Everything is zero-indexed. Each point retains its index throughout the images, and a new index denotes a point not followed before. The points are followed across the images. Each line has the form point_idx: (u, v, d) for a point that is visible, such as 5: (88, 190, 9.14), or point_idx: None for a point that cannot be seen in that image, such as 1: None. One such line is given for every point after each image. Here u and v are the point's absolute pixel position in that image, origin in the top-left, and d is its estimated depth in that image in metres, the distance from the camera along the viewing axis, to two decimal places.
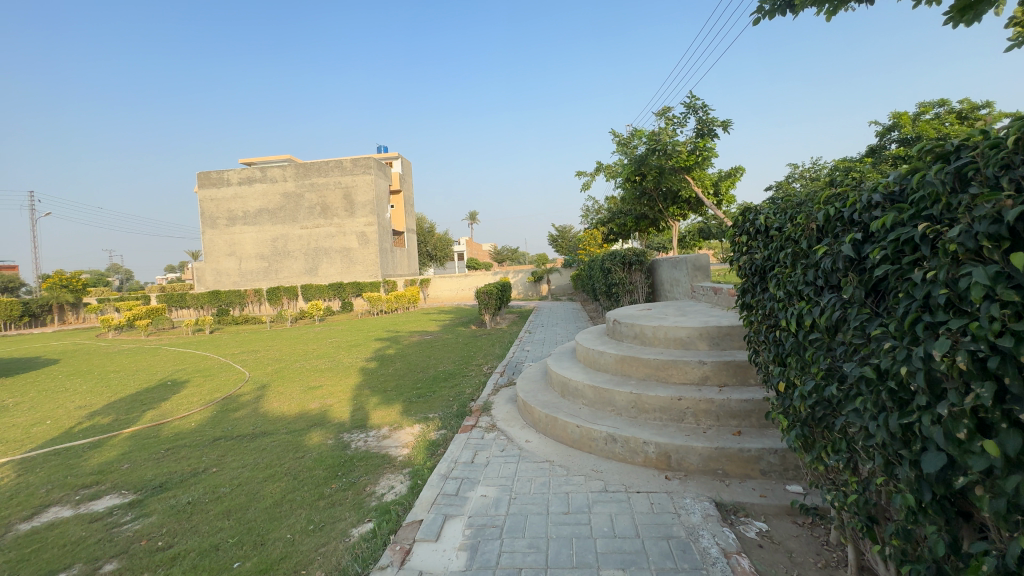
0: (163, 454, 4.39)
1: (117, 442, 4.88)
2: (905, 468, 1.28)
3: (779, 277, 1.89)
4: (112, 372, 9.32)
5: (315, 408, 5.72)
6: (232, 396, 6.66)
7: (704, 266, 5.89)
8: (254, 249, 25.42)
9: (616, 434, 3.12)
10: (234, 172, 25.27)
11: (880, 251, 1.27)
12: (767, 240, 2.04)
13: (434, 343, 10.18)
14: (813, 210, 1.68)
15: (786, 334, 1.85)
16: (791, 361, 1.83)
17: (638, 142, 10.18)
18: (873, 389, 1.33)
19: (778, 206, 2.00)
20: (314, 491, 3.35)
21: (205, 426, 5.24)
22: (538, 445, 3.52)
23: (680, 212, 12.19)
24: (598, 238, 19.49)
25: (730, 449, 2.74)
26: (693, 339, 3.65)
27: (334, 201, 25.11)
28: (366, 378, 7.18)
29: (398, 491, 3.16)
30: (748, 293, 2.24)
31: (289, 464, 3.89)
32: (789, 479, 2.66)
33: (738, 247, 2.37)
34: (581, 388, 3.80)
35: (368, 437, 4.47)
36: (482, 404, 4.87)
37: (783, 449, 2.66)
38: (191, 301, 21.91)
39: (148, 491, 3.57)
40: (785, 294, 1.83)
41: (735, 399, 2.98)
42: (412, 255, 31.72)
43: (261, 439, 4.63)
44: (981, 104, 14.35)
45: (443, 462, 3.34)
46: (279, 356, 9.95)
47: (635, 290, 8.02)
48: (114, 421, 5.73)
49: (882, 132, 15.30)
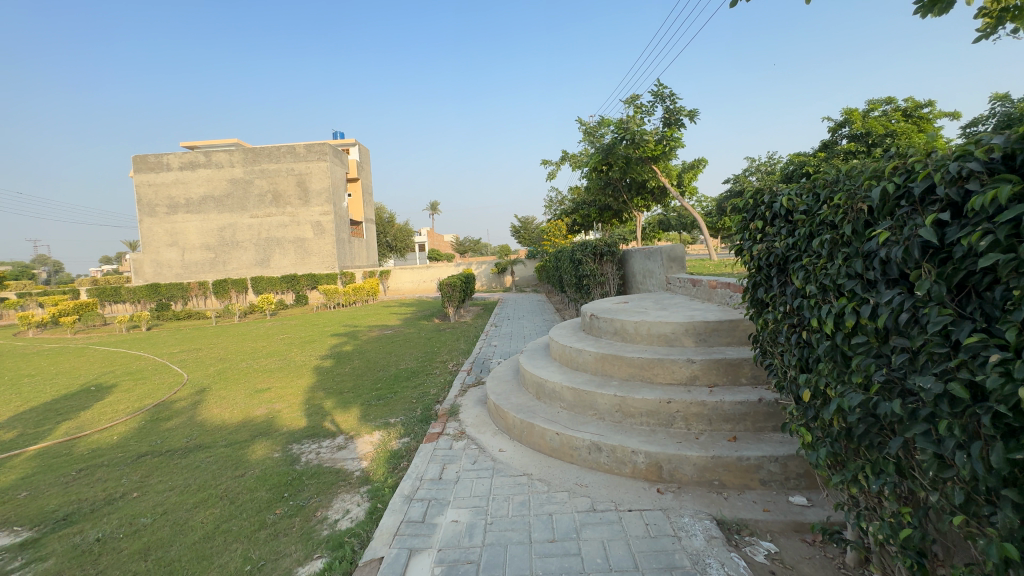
0: (73, 477, 3.74)
1: (19, 463, 4.15)
2: (1005, 511, 1.01)
3: (808, 269, 1.60)
4: (25, 377, 8.23)
5: (261, 414, 5.14)
6: (165, 402, 5.94)
7: (679, 257, 5.73)
8: (198, 239, 23.70)
9: (600, 442, 2.82)
10: (175, 156, 23.42)
11: (985, 236, 0.99)
12: (791, 225, 1.74)
13: (395, 338, 9.61)
14: (859, 187, 1.40)
15: (817, 337, 1.56)
16: (822, 367, 1.56)
17: (605, 131, 9.95)
18: (966, 413, 1.05)
19: (804, 184, 1.71)
20: (254, 519, 2.87)
21: (129, 440, 4.58)
22: (513, 455, 3.18)
23: (645, 204, 12.13)
24: (561, 230, 19.22)
25: (727, 458, 2.48)
26: (679, 335, 3.38)
27: (287, 189, 23.78)
28: (321, 379, 6.59)
29: (355, 517, 2.73)
30: (760, 287, 1.96)
31: (227, 485, 3.38)
32: (791, 489, 2.42)
33: (747, 234, 2.06)
34: (558, 390, 3.48)
35: (321, 449, 3.97)
36: (448, 407, 4.47)
37: (784, 457, 2.42)
38: (127, 296, 20.09)
39: (48, 527, 2.97)
40: (818, 289, 1.54)
41: (729, 401, 2.74)
42: (370, 245, 30.66)
43: (194, 455, 4.04)
44: (923, 103, 15.16)
45: (407, 479, 2.93)
46: (223, 355, 9.12)
47: (607, 282, 7.81)
48: (19, 437, 4.93)
49: (833, 127, 15.75)
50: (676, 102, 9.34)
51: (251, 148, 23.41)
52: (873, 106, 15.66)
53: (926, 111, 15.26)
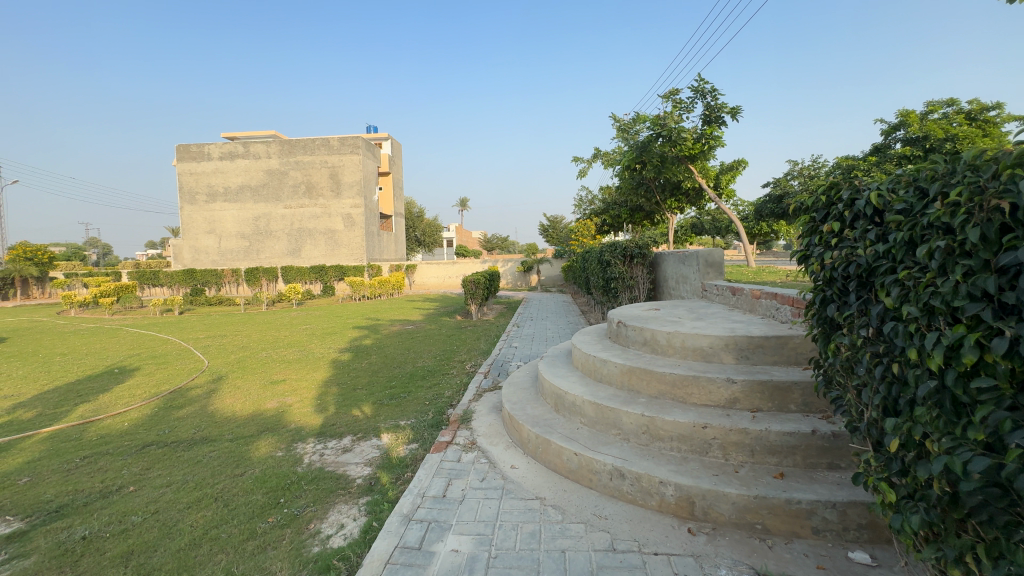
0: (76, 464, 3.65)
1: (30, 445, 4.12)
2: None
3: (906, 283, 1.25)
4: (58, 356, 8.44)
5: (272, 408, 5.01)
6: (182, 389, 5.91)
7: (717, 263, 5.31)
8: (234, 227, 24.33)
9: (624, 468, 2.49)
10: (216, 146, 24.06)
11: None
12: (880, 228, 1.39)
13: (416, 334, 9.44)
14: (995, 179, 1.05)
15: (915, 373, 1.22)
16: (921, 412, 1.21)
17: (640, 128, 9.51)
18: None
19: (902, 176, 1.36)
20: (244, 527, 2.67)
21: (139, 428, 4.50)
22: (526, 474, 2.88)
23: (678, 206, 11.62)
24: (590, 230, 18.77)
25: (774, 500, 2.12)
26: (717, 351, 3.02)
27: (320, 181, 24.10)
28: (336, 374, 6.44)
29: (349, 535, 2.49)
30: (831, 305, 1.60)
31: (224, 485, 3.21)
32: (850, 542, 2.05)
33: (817, 238, 1.69)
34: (579, 404, 3.16)
35: (325, 450, 3.77)
36: (461, 412, 4.22)
37: (844, 503, 2.05)
38: (164, 279, 20.77)
39: (40, 518, 2.86)
40: (919, 312, 1.19)
41: (776, 430, 2.37)
42: (399, 239, 30.91)
43: (198, 448, 3.92)
44: (989, 105, 14.05)
45: (408, 495, 2.67)
46: (246, 343, 9.14)
47: (636, 286, 7.41)
48: (37, 417, 4.94)
49: (887, 130, 14.77)
50: (718, 99, 8.86)
51: (288, 140, 23.82)
52: (933, 108, 14.62)
53: (993, 114, 14.12)
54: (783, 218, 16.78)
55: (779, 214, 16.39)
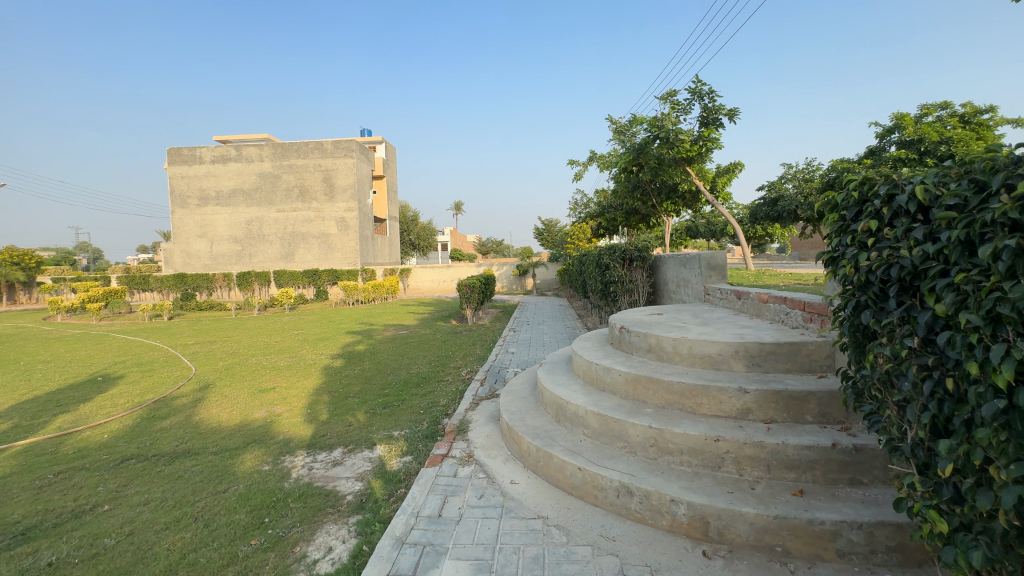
0: (49, 481, 3.45)
1: (1, 459, 3.91)
2: None
3: (965, 286, 1.10)
4: (41, 363, 8.19)
5: (260, 418, 4.81)
6: (166, 398, 5.69)
7: (720, 266, 5.18)
8: (226, 231, 24.03)
9: (631, 485, 2.34)
10: (208, 150, 23.82)
11: None
12: (926, 227, 1.25)
13: (410, 339, 9.25)
14: None
15: (976, 390, 1.07)
16: (985, 433, 1.05)
17: (637, 130, 9.39)
18: None
19: (951, 169, 1.22)
20: (224, 550, 2.49)
21: (119, 440, 4.29)
22: (527, 490, 2.72)
23: (675, 209, 11.53)
24: (586, 233, 18.63)
25: (795, 520, 1.97)
26: (726, 358, 2.88)
27: (313, 184, 23.87)
28: (327, 381, 6.24)
29: (337, 559, 2.31)
30: (866, 311, 1.45)
31: (205, 503, 3.02)
32: (878, 566, 1.90)
33: (847, 239, 1.55)
34: (582, 415, 3.00)
35: (315, 464, 3.58)
36: (457, 422, 4.04)
37: (871, 524, 1.90)
38: (154, 284, 20.43)
39: (3, 543, 2.66)
40: (982, 321, 1.05)
41: (793, 444, 2.22)
42: (393, 243, 30.66)
43: (179, 462, 3.72)
44: (983, 108, 14.09)
45: (401, 515, 2.49)
46: (236, 349, 8.91)
47: (635, 290, 7.28)
48: (12, 429, 4.72)
49: (881, 133, 14.80)
50: (715, 100, 8.78)
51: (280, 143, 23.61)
52: (927, 111, 14.65)
53: (986, 117, 14.17)
54: (778, 221, 16.75)
55: (774, 217, 16.35)
